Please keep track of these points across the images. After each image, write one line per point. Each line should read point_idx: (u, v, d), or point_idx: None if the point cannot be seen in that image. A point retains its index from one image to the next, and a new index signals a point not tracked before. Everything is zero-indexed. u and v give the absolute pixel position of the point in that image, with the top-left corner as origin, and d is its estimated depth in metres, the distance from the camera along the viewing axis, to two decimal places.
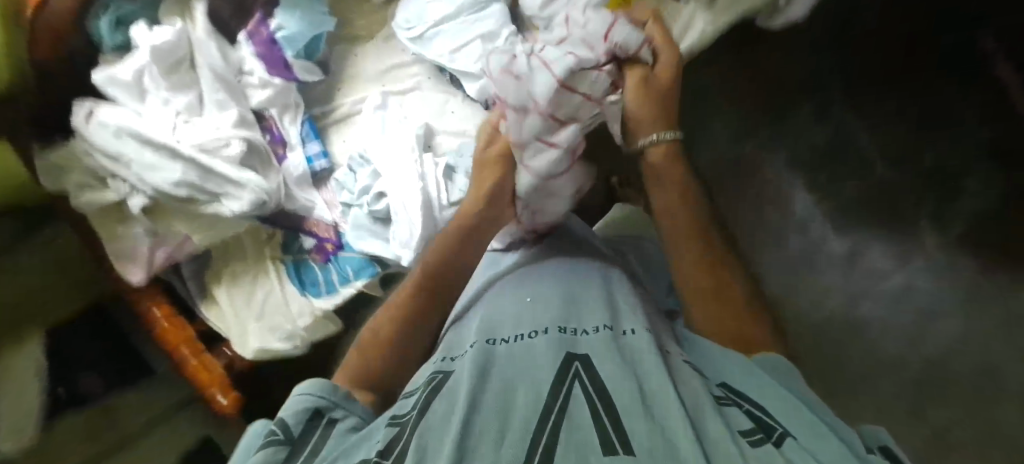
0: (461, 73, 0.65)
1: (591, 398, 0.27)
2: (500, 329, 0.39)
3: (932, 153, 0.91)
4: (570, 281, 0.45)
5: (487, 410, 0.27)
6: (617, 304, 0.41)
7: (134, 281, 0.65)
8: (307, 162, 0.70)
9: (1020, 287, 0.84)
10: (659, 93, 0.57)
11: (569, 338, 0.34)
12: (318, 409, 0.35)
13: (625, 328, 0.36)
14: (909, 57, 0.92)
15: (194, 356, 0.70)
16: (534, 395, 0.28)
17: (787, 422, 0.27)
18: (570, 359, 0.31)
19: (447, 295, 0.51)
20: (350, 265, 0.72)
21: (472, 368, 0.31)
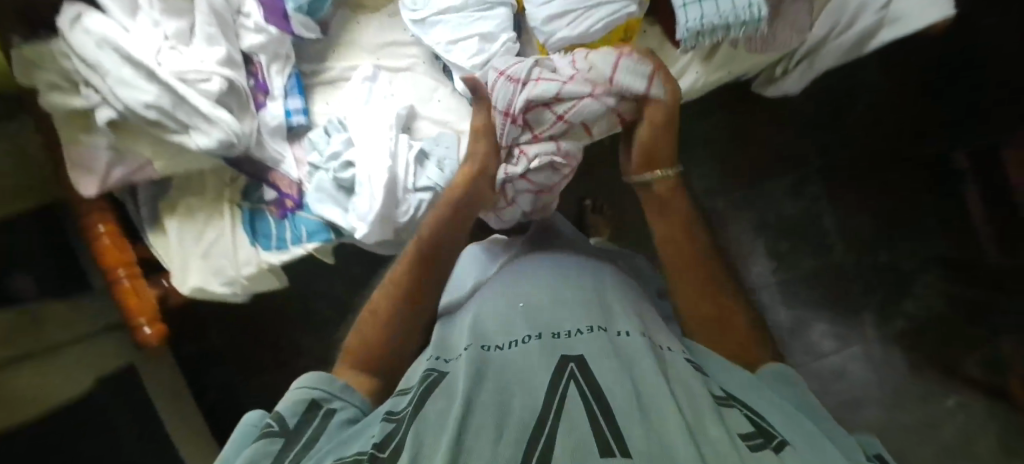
0: (454, 65, 0.67)
1: (584, 401, 0.32)
2: (491, 333, 0.43)
3: (889, 251, 0.96)
4: (571, 281, 0.50)
5: (486, 410, 0.32)
6: (611, 307, 0.46)
7: (84, 193, 0.64)
8: (285, 115, 0.70)
9: (938, 391, 0.91)
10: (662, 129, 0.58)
11: (560, 341, 0.39)
12: (313, 400, 0.39)
13: (620, 329, 0.41)
14: (890, 153, 0.95)
15: (128, 278, 0.69)
16: (531, 400, 0.33)
17: (779, 424, 0.33)
18: (565, 361, 0.36)
19: (432, 268, 0.54)
20: (305, 226, 0.72)
21: (468, 371, 0.36)
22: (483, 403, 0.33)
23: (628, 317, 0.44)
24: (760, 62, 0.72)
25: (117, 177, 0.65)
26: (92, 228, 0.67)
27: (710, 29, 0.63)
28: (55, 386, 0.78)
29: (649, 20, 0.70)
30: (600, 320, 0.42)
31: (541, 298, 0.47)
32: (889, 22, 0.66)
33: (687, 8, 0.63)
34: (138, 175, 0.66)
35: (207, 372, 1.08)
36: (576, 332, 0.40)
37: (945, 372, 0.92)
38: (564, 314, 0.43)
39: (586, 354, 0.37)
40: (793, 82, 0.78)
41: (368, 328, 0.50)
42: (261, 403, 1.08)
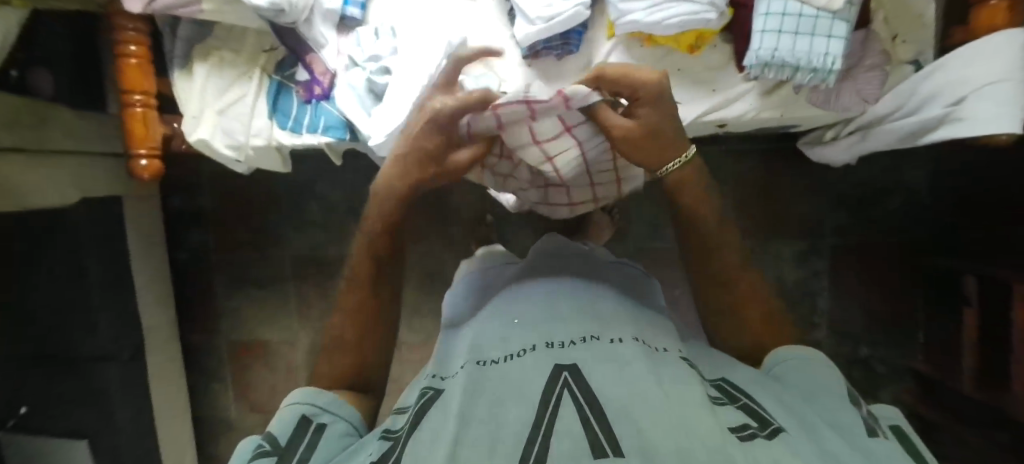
0: (520, 10, 0.65)
1: (578, 405, 0.37)
2: (489, 347, 0.49)
3: (870, 350, 0.98)
4: (568, 300, 0.56)
5: (477, 421, 0.37)
6: (604, 318, 0.51)
7: (128, 6, 0.64)
8: (343, 4, 0.69)
9: None
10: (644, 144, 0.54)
11: (552, 353, 0.44)
12: (304, 415, 0.45)
13: (612, 337, 0.47)
14: (905, 256, 0.95)
15: (141, 106, 0.68)
16: (526, 407, 0.38)
17: (780, 418, 0.38)
18: (559, 369, 0.41)
19: (388, 267, 0.56)
20: (325, 119, 0.72)
21: (463, 384, 0.42)
22: (476, 415, 0.38)
23: (623, 327, 0.49)
24: (812, 116, 0.70)
25: (164, 4, 0.64)
26: (122, 45, 0.66)
27: (779, 63, 0.61)
28: (45, 193, 0.78)
29: (725, 36, 0.69)
30: (593, 331, 0.48)
31: (535, 316, 0.52)
32: (950, 120, 0.62)
33: (765, 35, 0.61)
34: (183, 9, 0.65)
35: (189, 231, 1.10)
36: (570, 344, 0.46)
37: None
38: (558, 330, 0.49)
39: (579, 363, 0.42)
40: (842, 149, 0.78)
41: (334, 334, 0.55)
42: (231, 277, 1.10)
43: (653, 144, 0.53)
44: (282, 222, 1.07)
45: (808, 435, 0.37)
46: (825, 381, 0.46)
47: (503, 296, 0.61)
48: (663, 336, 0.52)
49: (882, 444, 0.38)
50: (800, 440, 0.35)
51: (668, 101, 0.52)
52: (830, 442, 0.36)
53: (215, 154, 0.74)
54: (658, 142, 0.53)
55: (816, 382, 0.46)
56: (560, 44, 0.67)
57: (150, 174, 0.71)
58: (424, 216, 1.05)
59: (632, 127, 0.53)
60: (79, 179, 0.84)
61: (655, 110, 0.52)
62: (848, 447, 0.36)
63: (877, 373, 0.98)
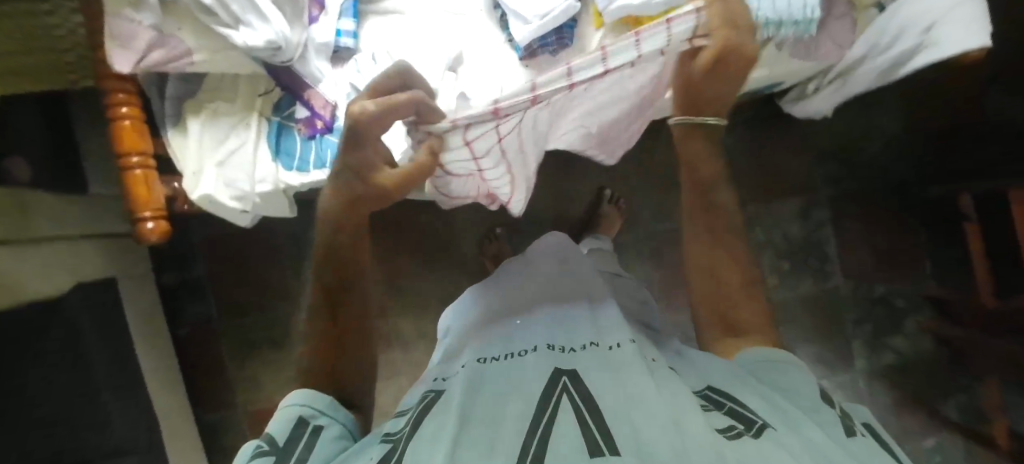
0: (513, 13, 0.67)
1: (574, 406, 0.38)
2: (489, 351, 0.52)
3: (885, 286, 1.03)
4: (563, 312, 0.58)
5: (474, 423, 0.39)
6: (603, 326, 0.53)
7: (118, 68, 0.62)
8: (335, 35, 0.69)
9: (903, 418, 1.02)
10: (699, 90, 0.54)
11: (556, 357, 0.47)
12: (302, 417, 0.44)
13: (611, 343, 0.49)
14: (898, 194, 1.00)
15: (140, 167, 0.66)
16: (525, 406, 0.40)
17: (769, 417, 0.38)
18: (559, 374, 0.43)
19: (343, 296, 0.53)
20: (331, 151, 0.71)
21: (464, 389, 0.44)
22: (477, 419, 0.39)
23: (623, 330, 0.51)
24: (797, 69, 0.76)
25: (154, 60, 0.63)
26: (113, 108, 0.64)
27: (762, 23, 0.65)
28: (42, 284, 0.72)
29: None
30: (595, 338, 0.50)
31: (537, 329, 0.54)
32: (927, 45, 0.65)
33: None
34: (173, 63, 0.64)
35: (187, 304, 1.04)
36: (574, 352, 0.48)
37: (908, 400, 1.02)
38: (564, 337, 0.52)
39: (578, 369, 0.44)
40: (822, 99, 0.85)
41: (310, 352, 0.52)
42: (239, 344, 1.04)
43: (720, 82, 0.52)
44: (290, 276, 1.04)
45: (791, 430, 0.37)
46: (800, 386, 0.44)
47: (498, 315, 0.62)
48: (653, 348, 0.53)
49: (860, 444, 0.37)
50: (786, 435, 0.35)
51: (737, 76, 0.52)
52: (815, 436, 0.36)
53: (223, 210, 0.72)
54: (720, 88, 0.54)
55: (787, 380, 0.45)
56: (555, 39, 0.68)
57: (156, 237, 0.67)
58: (435, 240, 1.04)
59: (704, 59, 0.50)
60: (70, 264, 0.79)
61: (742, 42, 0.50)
62: (833, 443, 0.36)
63: (896, 307, 1.03)
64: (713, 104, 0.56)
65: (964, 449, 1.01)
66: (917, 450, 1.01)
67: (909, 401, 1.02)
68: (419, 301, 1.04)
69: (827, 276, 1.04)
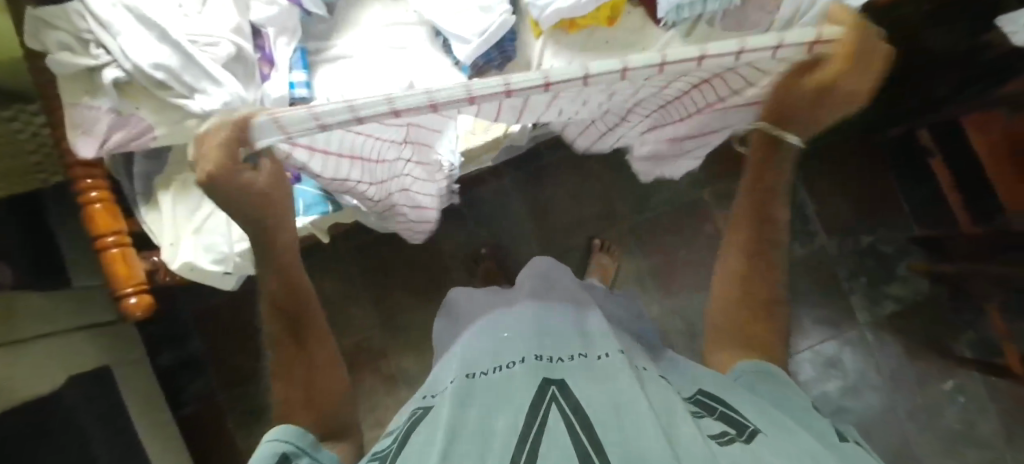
0: (453, 36, 0.70)
1: (564, 417, 0.37)
2: (478, 360, 0.50)
3: (872, 236, 1.04)
4: (549, 315, 0.57)
5: (466, 432, 0.37)
6: (589, 337, 0.52)
7: (80, 152, 0.64)
8: (289, 87, 0.71)
9: (916, 363, 1.02)
10: (800, 96, 0.43)
11: (543, 366, 0.45)
12: (284, 454, 0.42)
13: (598, 354, 0.48)
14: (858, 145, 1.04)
15: (117, 246, 0.67)
16: (517, 414, 0.38)
17: (759, 424, 0.39)
18: (548, 384, 0.42)
19: (301, 330, 0.53)
20: (303, 198, 0.73)
21: (454, 397, 0.42)
22: (468, 427, 0.38)
23: (609, 341, 0.50)
24: None
25: (116, 141, 0.65)
26: (84, 194, 0.66)
27: (688, 3, 0.69)
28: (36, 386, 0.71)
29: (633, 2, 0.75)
30: (581, 348, 0.49)
31: (522, 332, 0.53)
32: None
33: None
34: (136, 141, 0.66)
35: (189, 383, 1.03)
36: (560, 360, 0.46)
37: (919, 344, 1.02)
38: (549, 346, 0.50)
39: (566, 378, 0.43)
40: None
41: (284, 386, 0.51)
42: (245, 413, 1.03)
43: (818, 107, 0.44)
44: None
45: (779, 435, 0.37)
46: (787, 396, 0.46)
47: (486, 326, 0.59)
48: (643, 358, 0.53)
49: (850, 447, 0.38)
50: (777, 439, 0.36)
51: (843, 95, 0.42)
52: (807, 441, 0.37)
53: (206, 275, 0.73)
54: (823, 104, 0.43)
55: (777, 393, 0.46)
56: (498, 54, 0.72)
57: (141, 311, 0.67)
58: (423, 274, 1.04)
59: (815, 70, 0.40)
60: (59, 358, 0.78)
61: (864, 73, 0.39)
62: (819, 446, 0.37)
63: (886, 255, 1.04)
64: (811, 119, 0.46)
65: (985, 384, 1.00)
66: (938, 394, 1.00)
67: (921, 345, 1.02)
68: (419, 336, 1.03)
69: (812, 235, 1.05)
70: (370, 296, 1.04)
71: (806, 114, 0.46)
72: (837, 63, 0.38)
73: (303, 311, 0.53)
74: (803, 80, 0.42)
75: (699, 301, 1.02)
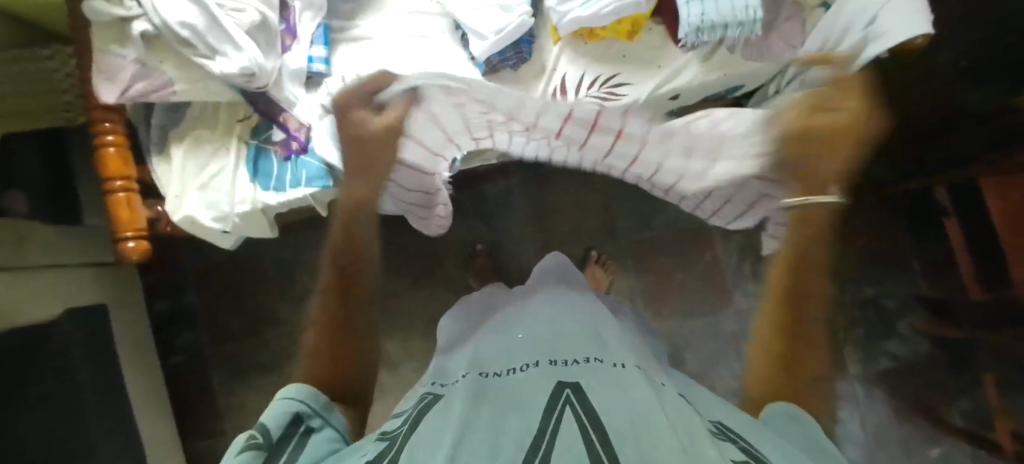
0: (471, 31, 0.72)
1: (579, 423, 0.33)
2: (491, 360, 0.47)
3: (875, 287, 1.01)
4: (565, 318, 0.52)
5: (474, 427, 0.35)
6: (606, 342, 0.48)
7: (103, 98, 0.67)
8: (307, 61, 0.74)
9: (905, 425, 0.98)
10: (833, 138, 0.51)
11: (557, 368, 0.42)
12: (297, 415, 0.41)
13: (614, 361, 0.43)
14: (873, 194, 1.02)
15: (123, 191, 0.69)
16: (530, 417, 0.35)
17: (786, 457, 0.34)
18: (561, 387, 0.38)
19: (354, 280, 0.50)
20: (306, 171, 0.74)
21: (465, 395, 0.39)
22: (479, 422, 0.35)
23: (625, 351, 0.46)
24: (754, 72, 0.74)
25: (138, 90, 0.67)
26: (100, 137, 0.69)
27: (709, 26, 0.68)
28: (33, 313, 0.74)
29: (655, 20, 0.74)
30: (597, 352, 0.45)
31: (538, 333, 0.49)
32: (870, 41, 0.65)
33: (689, 6, 0.68)
34: (156, 93, 0.68)
35: (181, 333, 1.07)
36: (575, 362, 0.42)
37: (911, 406, 0.99)
38: (564, 348, 0.46)
39: (582, 381, 0.39)
40: None
41: (311, 343, 0.48)
42: (228, 370, 1.06)
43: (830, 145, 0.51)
44: (278, 301, 1.06)
45: None
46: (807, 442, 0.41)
47: (500, 326, 0.55)
48: (661, 372, 0.48)
49: None
50: None
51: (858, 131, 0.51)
52: None
53: (205, 231, 0.75)
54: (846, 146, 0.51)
55: (802, 440, 0.41)
56: (513, 53, 0.73)
57: (137, 256, 0.70)
58: (417, 260, 1.05)
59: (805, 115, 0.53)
60: (60, 291, 0.80)
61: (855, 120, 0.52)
62: None
63: (888, 309, 1.01)
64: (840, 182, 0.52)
65: (974, 458, 0.96)
66: (923, 459, 0.97)
67: (911, 407, 0.98)
68: (404, 321, 1.05)
69: None
70: None
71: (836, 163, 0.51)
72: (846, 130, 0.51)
73: (358, 261, 0.50)
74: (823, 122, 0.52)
75: (687, 328, 1.01)
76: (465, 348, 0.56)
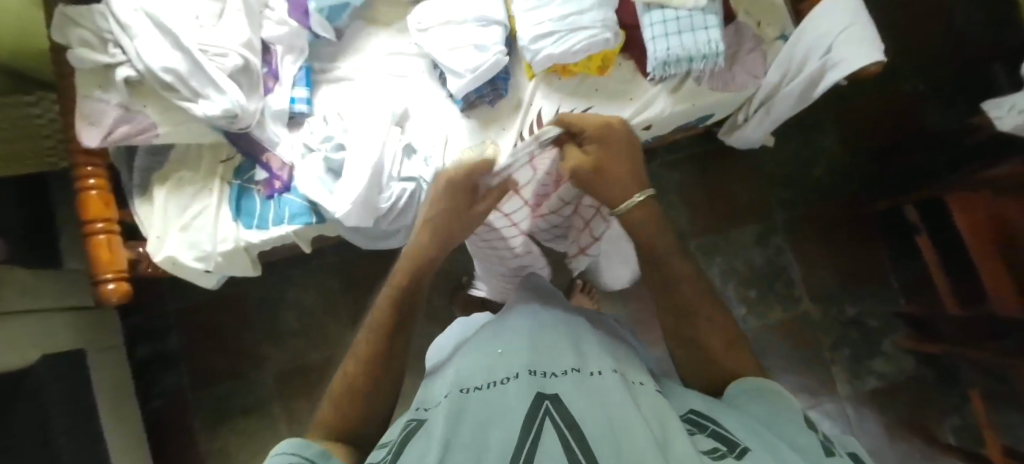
0: (448, 70, 0.75)
1: (561, 436, 0.33)
2: (472, 375, 0.46)
3: (857, 307, 1.03)
4: (546, 332, 0.51)
5: (457, 452, 0.34)
6: (585, 352, 0.47)
7: (85, 143, 0.66)
8: (289, 102, 0.76)
9: (900, 445, 0.98)
10: (613, 157, 0.54)
11: (538, 379, 0.41)
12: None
13: (592, 370, 0.43)
14: (848, 214, 1.04)
15: (104, 233, 0.70)
16: (511, 433, 0.34)
17: (754, 442, 0.34)
18: (541, 400, 0.37)
19: (407, 316, 0.53)
20: (289, 208, 0.75)
21: (446, 416, 0.38)
22: (462, 444, 0.34)
23: (604, 358, 0.46)
24: (723, 101, 0.78)
25: (121, 134, 0.68)
26: (82, 180, 0.69)
27: (675, 60, 0.71)
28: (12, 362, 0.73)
29: (623, 56, 0.79)
30: (575, 362, 0.44)
31: (518, 345, 0.48)
32: (830, 68, 0.69)
33: (656, 40, 0.71)
34: (139, 136, 0.69)
35: (162, 377, 1.04)
36: (554, 374, 0.42)
37: (903, 424, 0.98)
38: (544, 360, 0.45)
39: (561, 393, 0.38)
40: (754, 127, 0.84)
41: (339, 389, 0.49)
42: (211, 414, 1.03)
43: (606, 179, 0.54)
44: (262, 340, 1.05)
45: (779, 452, 0.33)
46: (781, 414, 0.38)
47: (481, 341, 0.54)
48: (640, 370, 0.48)
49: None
50: (770, 458, 0.32)
51: (614, 138, 0.54)
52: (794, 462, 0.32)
53: (188, 271, 0.74)
54: (615, 163, 0.54)
55: (771, 411, 0.39)
56: (490, 90, 0.76)
57: (117, 298, 0.70)
58: None
59: (583, 161, 0.55)
60: (38, 336, 0.79)
61: (614, 149, 0.54)
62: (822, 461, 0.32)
63: (872, 327, 1.02)
64: (600, 189, 0.55)
65: None
66: None
67: (902, 425, 0.98)
68: None
69: (795, 300, 1.04)
70: (349, 311, 1.06)
71: (628, 173, 0.54)
72: (594, 127, 0.54)
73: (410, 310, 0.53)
74: (618, 141, 0.54)
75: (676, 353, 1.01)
76: (445, 369, 0.54)
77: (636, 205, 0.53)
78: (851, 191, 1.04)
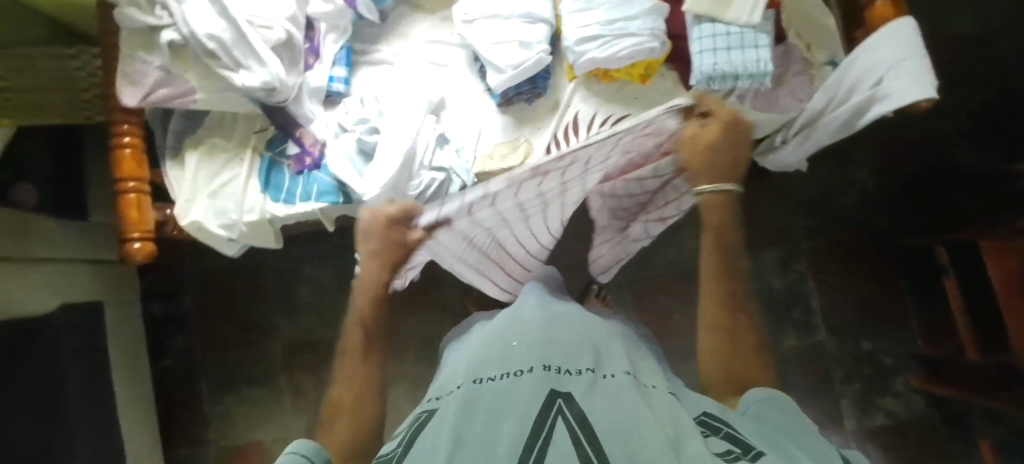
0: (489, 65, 0.74)
1: (573, 432, 0.32)
2: (487, 368, 0.45)
3: (872, 342, 1.01)
4: (562, 325, 0.50)
5: (465, 446, 0.33)
6: (603, 351, 0.46)
7: (124, 101, 0.68)
8: (328, 81, 0.77)
9: None
10: (724, 151, 0.53)
11: (553, 375, 0.40)
12: None
13: (606, 372, 0.42)
14: (874, 248, 1.02)
15: (134, 192, 0.70)
16: (522, 425, 0.34)
17: (771, 450, 0.33)
18: (554, 396, 0.37)
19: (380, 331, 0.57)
20: (317, 185, 0.75)
21: (457, 409, 0.38)
22: (472, 439, 0.34)
23: (619, 359, 0.45)
24: (764, 123, 0.76)
25: (160, 96, 0.68)
26: (117, 138, 0.70)
27: (720, 75, 0.69)
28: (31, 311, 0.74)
29: (667, 66, 0.78)
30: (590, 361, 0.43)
31: (533, 338, 0.47)
32: (878, 99, 0.66)
33: (703, 54, 0.70)
34: (177, 99, 0.70)
35: (174, 337, 1.06)
36: (568, 371, 0.41)
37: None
38: (559, 352, 0.44)
39: (575, 391, 0.37)
40: (791, 152, 0.79)
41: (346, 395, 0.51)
42: (218, 378, 1.05)
43: (711, 167, 0.53)
44: (275, 311, 1.06)
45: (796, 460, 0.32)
46: (800, 430, 0.37)
47: (499, 331, 0.53)
48: (657, 373, 0.47)
49: None
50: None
51: (733, 132, 0.53)
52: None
53: (211, 238, 0.75)
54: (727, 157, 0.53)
55: (787, 422, 0.38)
56: (529, 88, 0.75)
57: (145, 258, 0.71)
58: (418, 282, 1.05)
59: (699, 140, 0.52)
60: (58, 285, 0.80)
61: (731, 139, 0.53)
62: None
63: (884, 364, 1.00)
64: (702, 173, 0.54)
65: None
66: None
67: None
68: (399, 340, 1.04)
69: (810, 329, 1.03)
70: None
71: (725, 165, 0.53)
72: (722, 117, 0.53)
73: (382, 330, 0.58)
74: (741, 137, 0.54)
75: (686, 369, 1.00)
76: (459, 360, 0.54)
77: (714, 191, 0.54)
78: (879, 224, 1.02)
